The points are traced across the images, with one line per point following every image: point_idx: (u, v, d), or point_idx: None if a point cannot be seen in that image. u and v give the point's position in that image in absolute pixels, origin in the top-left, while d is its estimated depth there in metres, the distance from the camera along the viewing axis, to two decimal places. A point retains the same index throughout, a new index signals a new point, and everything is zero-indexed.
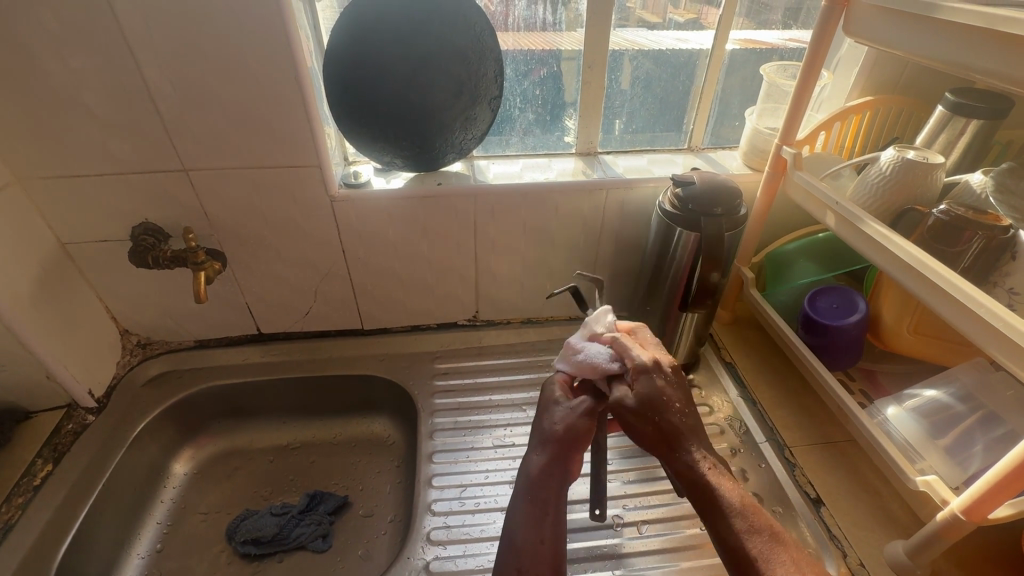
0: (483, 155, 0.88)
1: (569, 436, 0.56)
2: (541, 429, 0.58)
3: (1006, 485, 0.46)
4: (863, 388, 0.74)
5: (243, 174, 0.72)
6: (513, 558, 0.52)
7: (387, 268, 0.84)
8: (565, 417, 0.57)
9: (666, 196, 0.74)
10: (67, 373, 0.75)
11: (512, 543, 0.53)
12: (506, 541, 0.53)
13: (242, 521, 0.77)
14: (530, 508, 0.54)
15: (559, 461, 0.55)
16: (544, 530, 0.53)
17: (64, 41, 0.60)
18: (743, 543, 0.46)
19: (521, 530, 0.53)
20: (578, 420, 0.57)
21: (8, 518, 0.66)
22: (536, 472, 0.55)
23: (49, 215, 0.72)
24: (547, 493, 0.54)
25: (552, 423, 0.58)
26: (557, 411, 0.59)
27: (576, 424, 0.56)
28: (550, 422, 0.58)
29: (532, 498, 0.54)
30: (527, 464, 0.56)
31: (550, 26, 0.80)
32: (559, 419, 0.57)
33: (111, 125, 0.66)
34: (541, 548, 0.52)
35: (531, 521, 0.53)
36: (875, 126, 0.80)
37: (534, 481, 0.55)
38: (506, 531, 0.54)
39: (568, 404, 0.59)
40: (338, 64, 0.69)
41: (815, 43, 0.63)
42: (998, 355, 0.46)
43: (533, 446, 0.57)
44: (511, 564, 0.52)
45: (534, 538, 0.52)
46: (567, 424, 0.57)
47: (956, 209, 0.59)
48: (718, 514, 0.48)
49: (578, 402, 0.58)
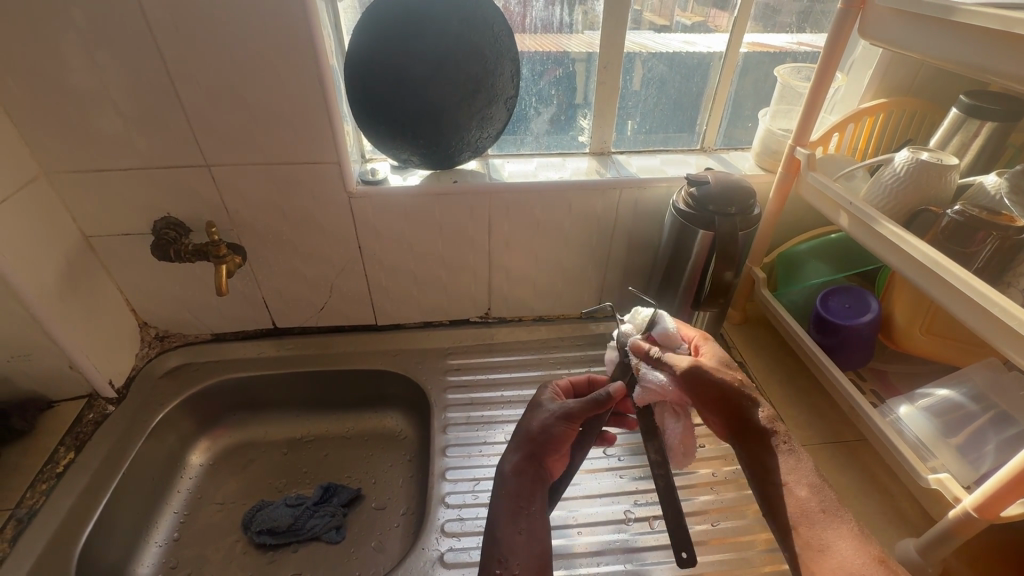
0: (498, 154, 0.89)
1: (543, 437, 0.58)
2: (518, 430, 0.61)
3: (1019, 483, 0.47)
4: (874, 388, 0.75)
5: (264, 169, 0.73)
6: (494, 549, 0.53)
7: (403, 265, 0.86)
8: (544, 418, 0.60)
9: (680, 196, 0.75)
10: (89, 364, 0.76)
11: (491, 534, 0.54)
12: (487, 533, 0.55)
13: (257, 512, 0.78)
14: (506, 501, 0.56)
15: (533, 461, 0.58)
16: (522, 523, 0.55)
17: (94, 39, 0.61)
18: (813, 491, 0.55)
19: (500, 522, 0.55)
20: (556, 423, 0.59)
21: (32, 505, 0.68)
22: (509, 470, 0.58)
23: (75, 208, 0.74)
24: (522, 489, 0.57)
25: (528, 423, 0.61)
26: (537, 413, 0.61)
27: (551, 427, 0.59)
28: (529, 422, 0.60)
29: (509, 493, 0.57)
30: (503, 462, 0.59)
31: (565, 28, 0.81)
32: (534, 418, 0.61)
33: (137, 120, 0.67)
34: (518, 539, 0.54)
35: (509, 515, 0.55)
36: (888, 128, 0.81)
37: (507, 479, 0.57)
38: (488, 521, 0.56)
39: (550, 407, 0.61)
40: (358, 64, 0.70)
41: (830, 45, 0.64)
42: (1012, 353, 0.46)
43: (511, 445, 0.60)
44: (493, 554, 0.53)
45: (511, 530, 0.54)
46: (542, 426, 0.59)
47: (970, 210, 0.59)
48: (792, 465, 0.57)
49: (561, 404, 0.60)
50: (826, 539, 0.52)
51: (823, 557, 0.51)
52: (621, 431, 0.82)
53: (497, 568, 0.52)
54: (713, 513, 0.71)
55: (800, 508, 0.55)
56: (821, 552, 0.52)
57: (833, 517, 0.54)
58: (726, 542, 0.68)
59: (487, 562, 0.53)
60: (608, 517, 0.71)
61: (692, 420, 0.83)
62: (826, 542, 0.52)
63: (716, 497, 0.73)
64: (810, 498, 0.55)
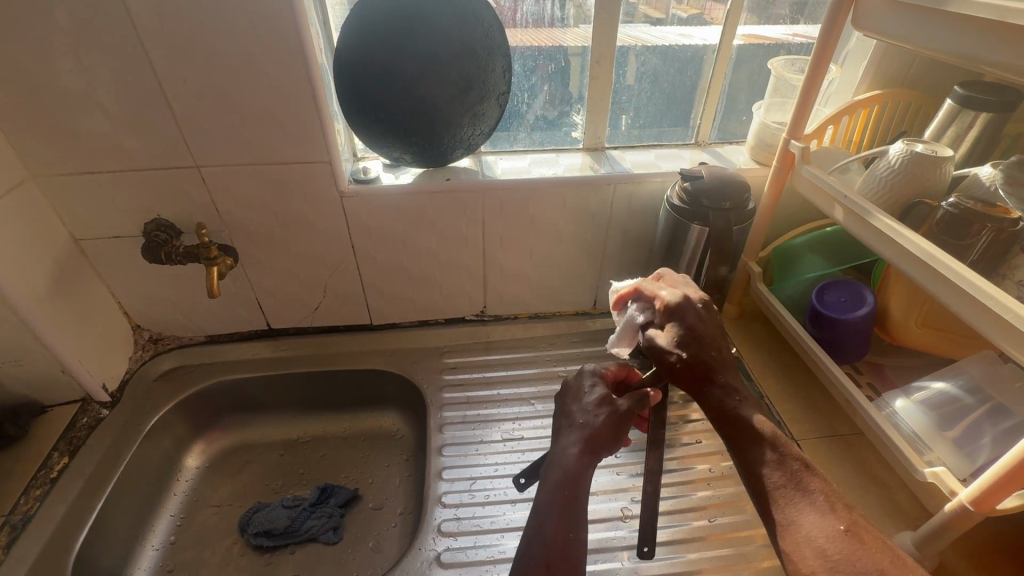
0: (491, 151, 0.89)
1: (609, 435, 0.58)
2: (584, 422, 0.58)
3: (1013, 477, 0.46)
4: (870, 381, 0.75)
5: (255, 170, 0.72)
6: (543, 551, 0.51)
7: (397, 264, 0.85)
8: (609, 415, 0.58)
9: (674, 190, 0.74)
10: (81, 369, 0.76)
11: (543, 536, 0.52)
12: (535, 531, 0.53)
13: (254, 514, 0.78)
14: (563, 501, 0.54)
15: (595, 458, 0.57)
16: (575, 527, 0.53)
17: (78, 38, 0.60)
18: (773, 466, 0.52)
19: (551, 524, 0.53)
20: (622, 424, 0.59)
21: (26, 510, 0.67)
22: (576, 466, 0.55)
23: (63, 211, 0.73)
24: (580, 490, 0.55)
25: (589, 417, 0.58)
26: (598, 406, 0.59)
27: (618, 427, 0.58)
28: (593, 417, 0.58)
29: (569, 491, 0.54)
30: (569, 456, 0.56)
31: (557, 22, 0.80)
32: (600, 412, 0.59)
33: (125, 122, 0.66)
34: (571, 543, 0.52)
35: (562, 517, 0.53)
36: (884, 120, 0.80)
37: (569, 476, 0.55)
38: (536, 522, 0.53)
39: (612, 404, 0.60)
40: (347, 61, 0.69)
41: (823, 38, 0.63)
42: (1008, 347, 0.46)
43: (576, 440, 0.57)
44: (538, 557, 0.51)
45: (565, 533, 0.52)
46: (610, 423, 0.58)
47: (965, 202, 0.58)
48: (752, 439, 0.54)
49: (620, 403, 0.60)
50: (791, 516, 0.49)
51: (790, 534, 0.49)
52: None
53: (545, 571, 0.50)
54: (710, 508, 0.71)
55: (764, 483, 0.52)
56: (787, 528, 0.49)
57: (797, 491, 0.50)
58: (725, 537, 0.68)
59: (535, 564, 0.51)
60: (603, 514, 0.71)
61: (690, 416, 0.83)
62: (793, 518, 0.49)
63: (714, 493, 0.73)
64: (772, 474, 0.52)
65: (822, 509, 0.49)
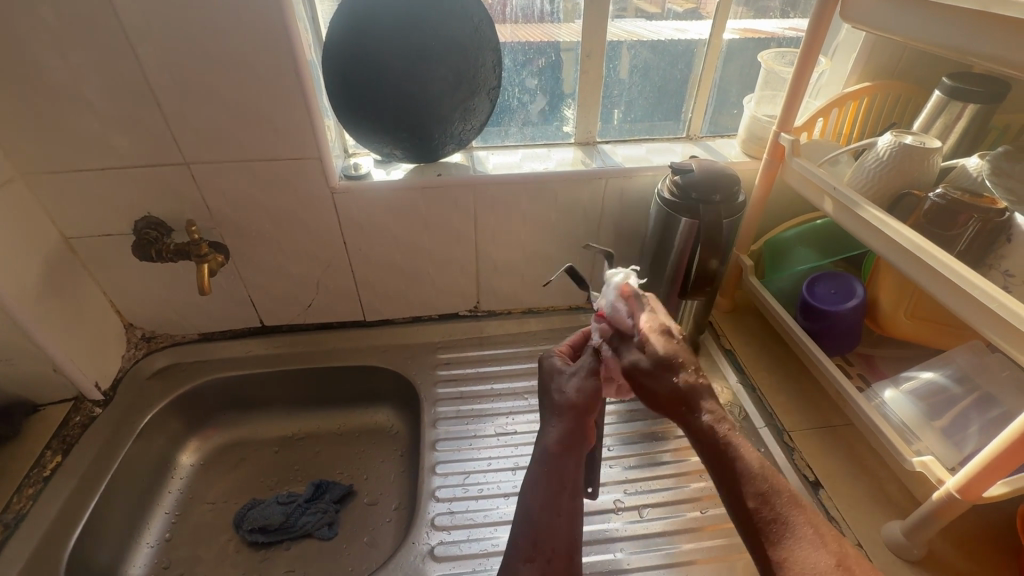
0: (482, 146, 0.89)
1: (582, 401, 0.57)
2: (555, 401, 0.59)
3: (998, 465, 0.47)
4: (861, 373, 0.75)
5: (245, 166, 0.72)
6: (529, 532, 0.53)
7: (389, 260, 0.85)
8: (577, 385, 0.58)
9: (665, 184, 0.74)
10: (73, 367, 0.76)
11: (529, 516, 0.54)
12: (522, 515, 0.55)
13: (248, 511, 0.78)
14: (546, 482, 0.55)
15: (577, 433, 0.57)
16: (561, 505, 0.55)
17: (63, 35, 0.60)
18: (760, 500, 0.46)
19: (537, 503, 0.54)
20: (588, 386, 0.58)
21: (19, 509, 0.67)
22: (554, 444, 0.56)
23: (52, 210, 0.73)
24: (565, 467, 0.56)
25: (562, 393, 0.59)
26: (563, 379, 0.60)
27: (586, 391, 0.58)
28: (562, 392, 0.59)
29: (550, 471, 0.55)
30: (546, 436, 0.57)
31: (548, 16, 0.80)
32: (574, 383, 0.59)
33: (112, 119, 0.66)
34: (557, 522, 0.54)
35: (546, 496, 0.55)
36: (873, 112, 0.80)
37: (551, 456, 0.56)
38: (525, 504, 0.55)
39: (573, 373, 0.60)
40: (337, 56, 0.69)
41: (812, 30, 0.63)
42: (994, 337, 0.46)
43: (552, 419, 0.58)
44: (527, 537, 0.53)
45: (548, 513, 0.54)
46: (580, 393, 0.58)
47: (952, 194, 0.59)
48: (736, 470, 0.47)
49: (582, 367, 0.60)
50: (782, 553, 0.44)
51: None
52: (611, 421, 0.82)
53: (531, 550, 0.53)
54: (703, 500, 0.72)
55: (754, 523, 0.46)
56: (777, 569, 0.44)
57: (786, 527, 0.45)
58: (719, 528, 0.68)
59: (521, 547, 0.53)
60: (597, 507, 0.71)
61: None
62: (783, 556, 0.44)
63: (707, 485, 0.73)
64: (759, 508, 0.46)
65: (813, 543, 0.44)
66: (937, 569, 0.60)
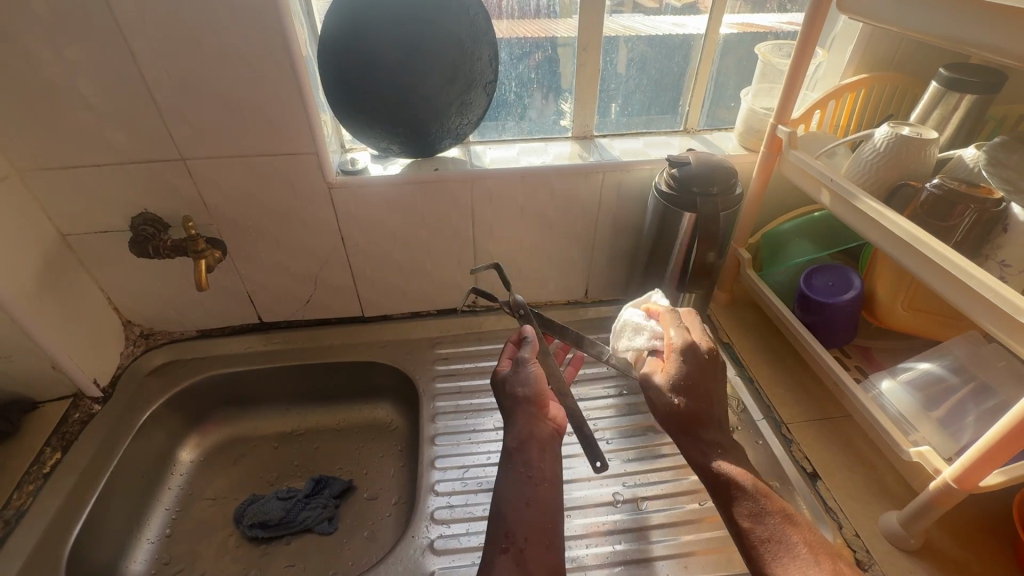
0: (479, 141, 0.88)
1: (535, 396, 0.62)
2: (512, 403, 0.62)
3: (993, 454, 0.47)
4: (859, 364, 0.76)
5: (242, 162, 0.72)
6: (501, 523, 0.55)
7: (387, 255, 0.85)
8: (530, 384, 0.62)
9: (663, 177, 0.74)
10: (72, 364, 0.76)
11: (498, 509, 0.56)
12: (494, 508, 0.56)
13: (248, 506, 0.79)
14: (513, 473, 0.58)
15: (533, 426, 0.60)
16: (529, 493, 0.57)
17: (57, 31, 0.59)
18: (756, 519, 0.52)
19: (506, 496, 0.57)
20: (539, 383, 0.63)
21: (19, 506, 0.68)
22: (515, 441, 0.59)
23: (48, 207, 0.72)
24: (529, 459, 0.59)
25: (517, 394, 0.62)
26: (517, 382, 0.62)
27: (536, 388, 0.62)
28: (515, 392, 0.62)
29: (517, 464, 0.58)
30: (507, 437, 0.60)
31: (544, 12, 0.80)
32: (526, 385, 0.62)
33: (108, 116, 0.66)
34: (527, 510, 0.55)
35: (514, 486, 0.57)
36: (871, 103, 0.80)
37: (513, 452, 0.59)
38: (495, 499, 0.57)
39: (523, 373, 0.63)
40: (333, 52, 0.69)
41: (809, 22, 0.63)
42: (992, 328, 0.46)
43: (510, 420, 0.61)
44: (499, 529, 0.54)
45: (519, 501, 0.56)
46: (533, 390, 0.62)
47: (949, 183, 0.59)
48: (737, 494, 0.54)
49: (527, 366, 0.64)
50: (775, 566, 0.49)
51: None
52: (609, 415, 0.82)
53: (504, 540, 0.54)
54: (702, 492, 0.72)
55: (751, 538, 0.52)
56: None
57: (780, 543, 0.50)
58: (718, 520, 0.69)
59: (496, 537, 0.54)
60: (596, 500, 0.71)
61: None
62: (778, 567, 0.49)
63: None
64: (753, 526, 0.52)
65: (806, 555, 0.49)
66: (935, 558, 0.61)
